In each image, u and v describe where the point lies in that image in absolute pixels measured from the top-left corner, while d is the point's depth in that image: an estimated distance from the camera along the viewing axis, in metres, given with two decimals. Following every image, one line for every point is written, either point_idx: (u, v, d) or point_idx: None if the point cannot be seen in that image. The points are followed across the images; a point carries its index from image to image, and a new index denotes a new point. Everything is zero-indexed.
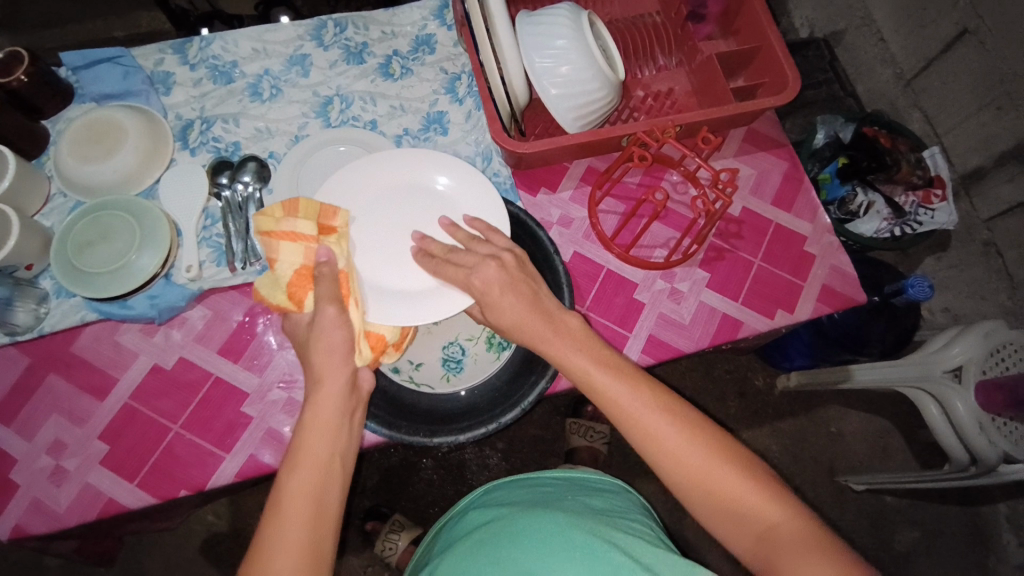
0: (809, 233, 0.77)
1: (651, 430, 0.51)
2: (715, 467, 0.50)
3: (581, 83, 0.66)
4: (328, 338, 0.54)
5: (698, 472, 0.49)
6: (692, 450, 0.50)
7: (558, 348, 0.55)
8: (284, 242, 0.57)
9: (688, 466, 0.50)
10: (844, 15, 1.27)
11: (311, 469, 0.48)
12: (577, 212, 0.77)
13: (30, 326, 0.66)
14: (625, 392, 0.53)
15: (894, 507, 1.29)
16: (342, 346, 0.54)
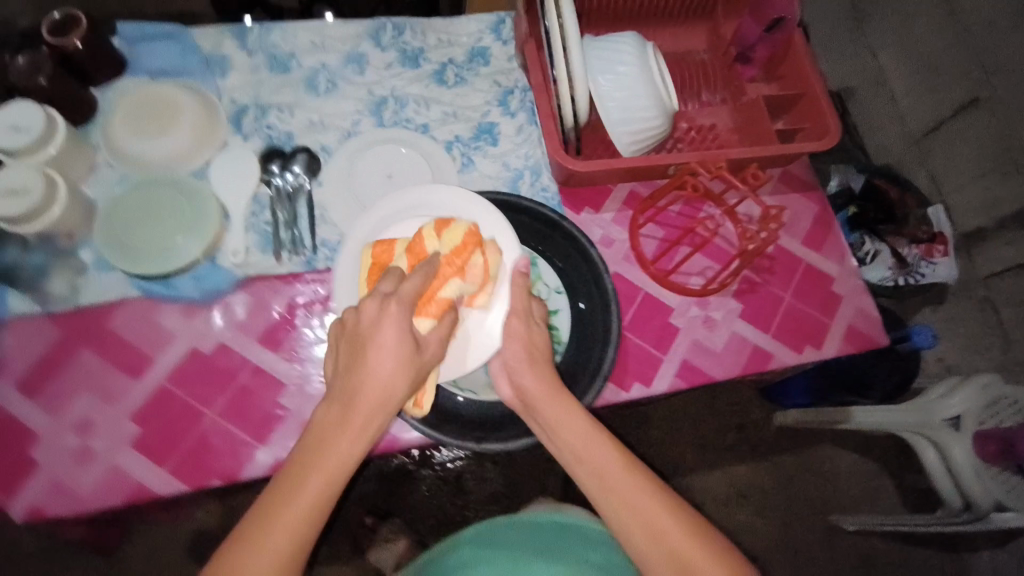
0: (836, 275, 0.79)
1: (637, 504, 0.52)
2: (699, 557, 0.50)
3: (643, 115, 0.68)
4: (381, 337, 0.50)
5: (684, 558, 0.50)
6: (680, 535, 0.50)
7: (561, 413, 0.56)
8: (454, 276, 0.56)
9: (671, 546, 0.50)
10: (858, 74, 1.32)
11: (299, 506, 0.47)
12: (618, 233, 0.78)
13: (65, 296, 0.66)
14: (609, 460, 0.54)
15: (881, 548, 1.31)
16: (395, 348, 0.50)
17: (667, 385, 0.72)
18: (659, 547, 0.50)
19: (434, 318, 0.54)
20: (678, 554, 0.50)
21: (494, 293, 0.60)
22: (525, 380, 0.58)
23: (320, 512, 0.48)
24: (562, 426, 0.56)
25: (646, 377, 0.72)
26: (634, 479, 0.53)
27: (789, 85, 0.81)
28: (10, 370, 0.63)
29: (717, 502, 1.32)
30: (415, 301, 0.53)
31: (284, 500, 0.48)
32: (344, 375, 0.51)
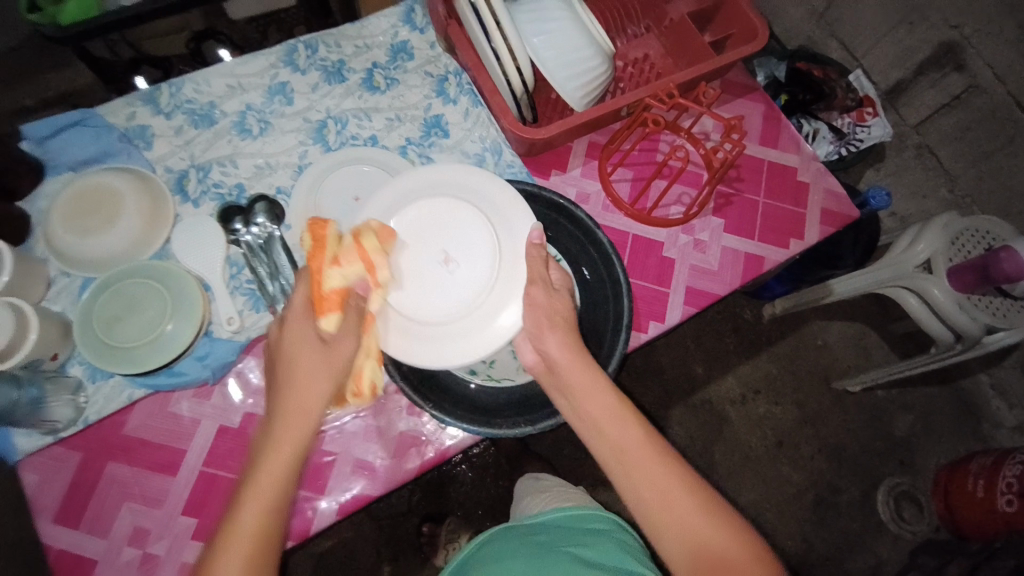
0: (798, 164, 0.83)
1: (649, 476, 0.50)
2: (705, 527, 0.48)
3: (585, 61, 0.68)
4: (291, 347, 0.54)
5: (696, 526, 0.48)
6: (688, 506, 0.49)
7: (577, 384, 0.56)
8: (356, 260, 0.58)
9: (683, 519, 0.48)
10: None
11: (249, 523, 0.47)
12: (591, 186, 0.79)
13: (73, 420, 0.62)
14: (606, 411, 0.54)
15: (889, 399, 1.40)
16: (313, 355, 0.53)
17: (679, 313, 0.75)
18: (671, 516, 0.49)
19: (335, 314, 0.55)
20: (686, 523, 0.48)
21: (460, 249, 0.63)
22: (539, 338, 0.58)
23: (261, 541, 0.47)
24: (574, 394, 0.55)
25: (659, 313, 0.75)
26: (653, 453, 0.51)
27: None
28: (40, 509, 0.60)
29: (744, 406, 1.38)
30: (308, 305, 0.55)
31: (237, 501, 0.48)
32: (274, 386, 0.53)
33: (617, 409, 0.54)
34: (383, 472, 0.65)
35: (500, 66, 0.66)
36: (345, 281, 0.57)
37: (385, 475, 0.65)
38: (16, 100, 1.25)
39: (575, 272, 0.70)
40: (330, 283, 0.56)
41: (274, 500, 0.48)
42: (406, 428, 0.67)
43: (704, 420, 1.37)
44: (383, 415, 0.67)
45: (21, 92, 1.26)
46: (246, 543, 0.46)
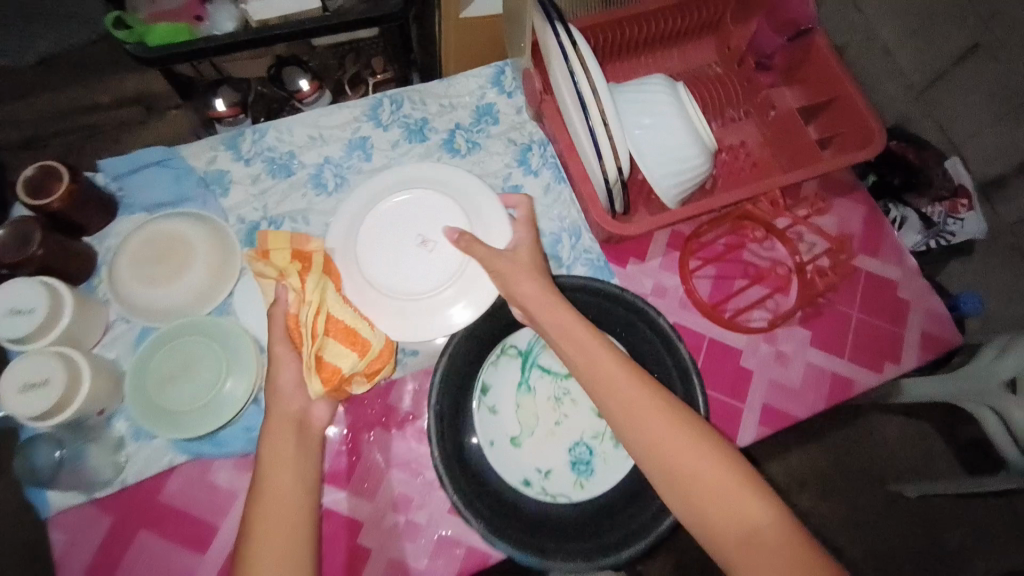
0: (899, 278, 0.77)
1: (654, 435, 0.51)
2: (724, 485, 0.49)
3: (688, 159, 0.64)
4: (280, 382, 0.59)
5: (707, 480, 0.49)
6: (706, 464, 0.50)
7: (575, 333, 0.56)
8: (261, 277, 0.63)
9: (699, 484, 0.49)
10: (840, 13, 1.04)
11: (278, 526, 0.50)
12: (670, 280, 0.74)
13: (111, 479, 0.61)
14: (616, 371, 0.54)
15: (952, 514, 1.29)
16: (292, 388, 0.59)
17: (753, 434, 0.69)
18: (687, 484, 0.49)
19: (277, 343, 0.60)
20: (703, 482, 0.49)
21: (430, 255, 0.65)
22: (600, 389, 0.54)
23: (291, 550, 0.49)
24: (571, 346, 0.56)
25: (731, 432, 0.68)
26: (662, 415, 0.52)
27: (814, 88, 0.76)
28: (67, 570, 0.59)
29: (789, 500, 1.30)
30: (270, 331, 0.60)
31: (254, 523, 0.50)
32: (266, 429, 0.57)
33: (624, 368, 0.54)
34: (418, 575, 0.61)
35: (600, 163, 0.61)
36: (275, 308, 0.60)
37: None
38: (93, 101, 1.21)
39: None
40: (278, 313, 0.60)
41: (280, 542, 0.49)
42: (447, 531, 0.63)
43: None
44: (425, 510, 0.64)
45: (97, 91, 1.23)
46: (270, 558, 0.48)
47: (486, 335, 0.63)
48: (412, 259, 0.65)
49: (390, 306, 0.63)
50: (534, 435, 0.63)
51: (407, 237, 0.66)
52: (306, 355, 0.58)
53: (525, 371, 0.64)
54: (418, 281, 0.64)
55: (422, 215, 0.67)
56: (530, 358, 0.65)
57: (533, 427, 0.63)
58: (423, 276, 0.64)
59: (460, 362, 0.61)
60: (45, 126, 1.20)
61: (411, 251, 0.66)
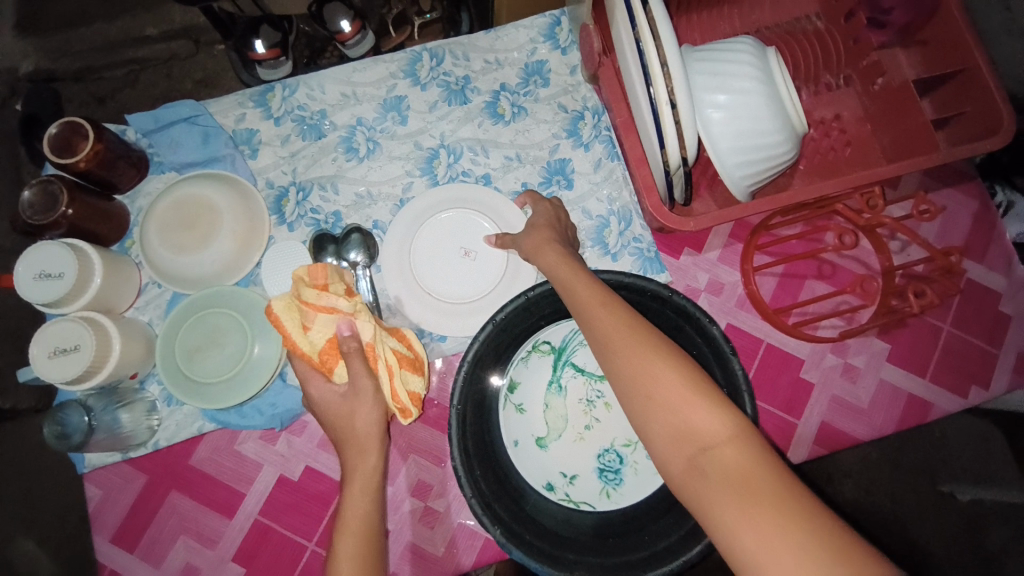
0: (1004, 289, 0.66)
1: (651, 390, 0.42)
2: (727, 451, 0.38)
3: (764, 144, 0.55)
4: (349, 408, 0.51)
5: (705, 443, 0.39)
6: (708, 421, 0.39)
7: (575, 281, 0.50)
8: (320, 314, 0.52)
9: (698, 442, 0.39)
10: None
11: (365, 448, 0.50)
12: (727, 275, 0.66)
13: (145, 441, 0.61)
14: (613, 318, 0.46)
15: None
16: (364, 405, 0.51)
17: (806, 452, 0.63)
18: (686, 448, 0.39)
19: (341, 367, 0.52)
20: (704, 450, 0.39)
21: (474, 263, 0.64)
22: (610, 352, 0.45)
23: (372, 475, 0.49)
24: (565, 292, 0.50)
25: (782, 451, 0.62)
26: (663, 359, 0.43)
27: (937, 54, 0.63)
28: (102, 524, 0.60)
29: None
30: (323, 355, 0.52)
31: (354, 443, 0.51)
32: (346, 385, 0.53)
33: (624, 316, 0.45)
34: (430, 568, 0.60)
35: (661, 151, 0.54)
36: (327, 335, 0.52)
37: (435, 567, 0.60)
38: (137, 33, 0.92)
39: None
40: (332, 333, 0.52)
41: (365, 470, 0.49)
42: (467, 521, 0.61)
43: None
44: (445, 499, 0.61)
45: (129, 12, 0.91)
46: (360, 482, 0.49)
47: (517, 329, 0.56)
48: (461, 266, 0.64)
49: (445, 316, 0.63)
50: (562, 437, 0.58)
51: (449, 246, 0.65)
52: (382, 385, 0.52)
53: (557, 369, 0.59)
54: (463, 286, 0.64)
55: (462, 222, 0.65)
56: (563, 356, 0.59)
57: (561, 430, 0.58)
58: (473, 282, 0.64)
59: (484, 360, 0.55)
60: (93, 61, 0.90)
61: (458, 259, 0.64)
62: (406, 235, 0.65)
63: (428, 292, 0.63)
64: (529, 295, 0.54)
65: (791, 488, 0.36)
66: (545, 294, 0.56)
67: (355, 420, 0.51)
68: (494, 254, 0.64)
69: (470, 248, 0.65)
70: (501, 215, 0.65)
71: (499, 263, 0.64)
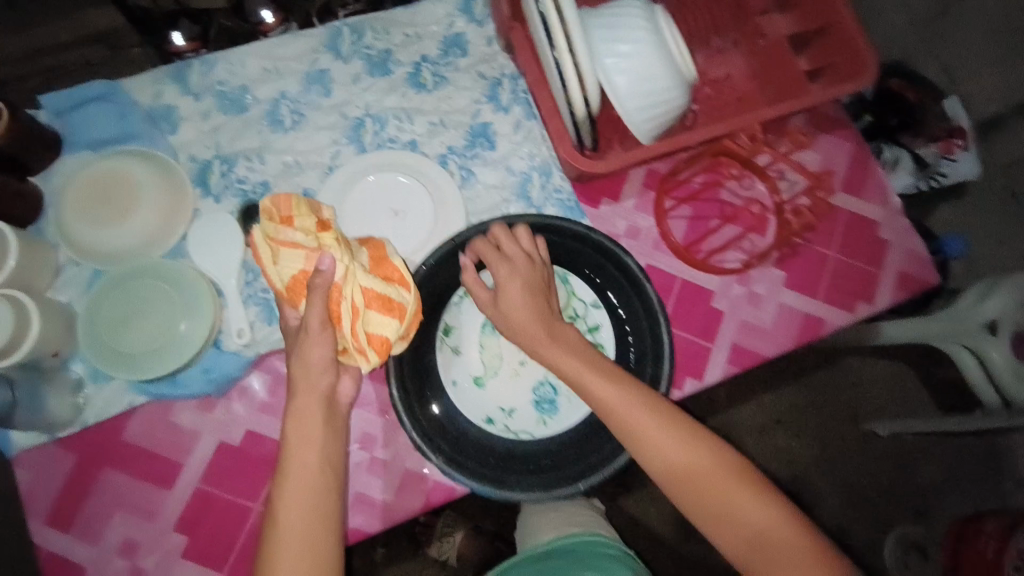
0: (881, 218, 0.75)
1: (631, 427, 0.51)
2: (693, 460, 0.50)
3: (657, 92, 0.60)
4: (306, 347, 0.52)
5: (679, 464, 0.50)
6: (674, 441, 0.51)
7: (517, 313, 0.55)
8: (284, 248, 0.53)
9: (673, 464, 0.50)
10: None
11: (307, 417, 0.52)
12: (643, 220, 0.72)
13: (71, 420, 0.60)
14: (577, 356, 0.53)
15: (920, 449, 1.37)
16: (314, 350, 0.52)
17: (721, 372, 0.70)
18: (668, 468, 0.51)
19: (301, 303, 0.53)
20: (679, 464, 0.50)
21: (404, 223, 0.67)
22: (585, 389, 0.53)
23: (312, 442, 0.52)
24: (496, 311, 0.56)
25: (699, 371, 0.69)
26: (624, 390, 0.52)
27: (809, 14, 0.71)
28: (35, 509, 0.58)
29: (736, 387, 1.40)
30: (288, 287, 0.54)
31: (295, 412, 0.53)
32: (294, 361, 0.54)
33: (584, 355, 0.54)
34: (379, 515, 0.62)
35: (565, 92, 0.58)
36: (293, 269, 0.53)
37: (385, 513, 0.62)
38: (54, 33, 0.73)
39: (611, 315, 0.64)
40: (297, 268, 0.53)
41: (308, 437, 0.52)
42: (414, 466, 0.63)
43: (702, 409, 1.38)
44: (391, 448, 0.63)
45: None
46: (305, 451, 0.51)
47: (447, 277, 0.60)
48: (392, 226, 0.67)
49: None
50: (499, 373, 0.62)
51: (378, 207, 0.67)
52: (343, 324, 0.52)
53: None
54: (395, 245, 0.66)
55: (388, 185, 0.68)
56: None
57: (497, 368, 0.62)
58: (404, 240, 0.67)
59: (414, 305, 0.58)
60: None
61: (388, 221, 0.67)
62: (336, 200, 0.67)
63: None
64: (456, 241, 0.59)
65: (738, 468, 0.51)
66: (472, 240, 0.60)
67: (297, 383, 0.53)
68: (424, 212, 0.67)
69: (399, 208, 0.67)
70: (427, 175, 0.68)
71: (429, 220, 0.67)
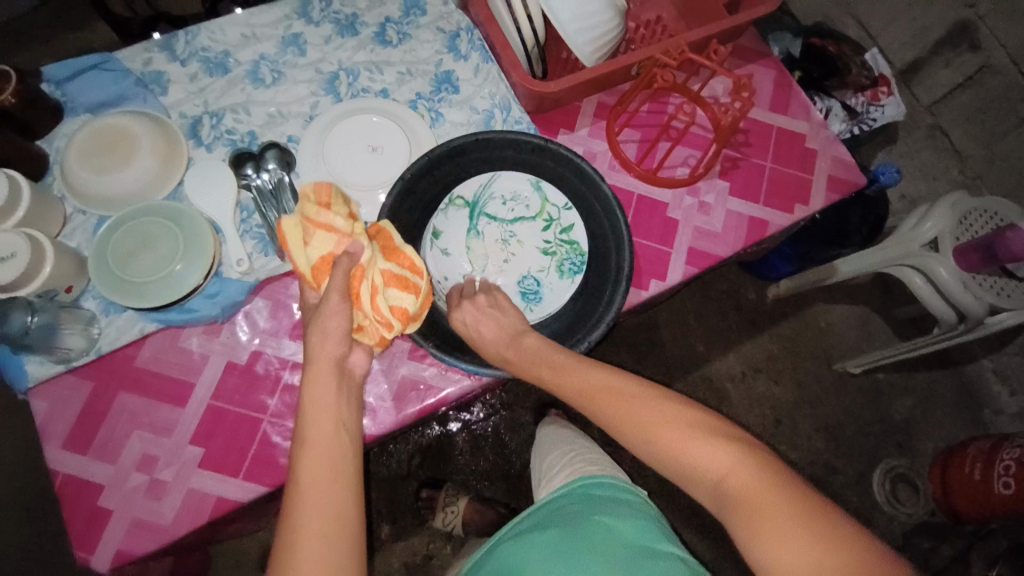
0: (807, 131, 0.84)
1: (557, 364, 0.60)
2: (609, 386, 0.57)
3: (595, 14, 0.67)
4: (326, 322, 0.57)
5: (600, 386, 0.57)
6: (592, 372, 0.58)
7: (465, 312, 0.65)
8: (319, 230, 0.58)
9: (592, 385, 0.57)
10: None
11: (325, 369, 0.56)
12: (598, 146, 0.80)
13: (86, 349, 0.64)
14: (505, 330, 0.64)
15: (892, 383, 1.44)
16: (335, 328, 0.57)
17: (681, 273, 0.76)
18: (589, 389, 0.57)
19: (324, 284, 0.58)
20: (600, 388, 0.57)
21: (382, 156, 0.74)
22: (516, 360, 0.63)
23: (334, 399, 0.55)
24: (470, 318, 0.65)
25: (661, 273, 0.76)
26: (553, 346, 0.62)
27: None
28: (53, 433, 0.62)
29: (719, 275, 1.48)
30: (314, 266, 0.58)
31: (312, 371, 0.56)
32: (312, 331, 0.58)
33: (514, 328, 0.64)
34: (381, 416, 0.68)
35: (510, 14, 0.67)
36: (325, 251, 0.58)
37: (385, 416, 0.68)
38: None
39: (580, 213, 0.70)
40: (330, 252, 0.58)
41: (332, 398, 0.54)
42: (407, 373, 0.70)
43: (685, 294, 1.46)
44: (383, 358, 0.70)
45: None
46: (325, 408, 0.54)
47: (426, 195, 0.68)
48: (373, 159, 0.73)
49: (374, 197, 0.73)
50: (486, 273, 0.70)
51: (360, 142, 0.74)
52: (362, 299, 0.59)
53: (473, 218, 0.70)
54: (376, 177, 0.73)
55: (366, 123, 0.75)
56: (477, 208, 0.70)
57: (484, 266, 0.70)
58: (385, 169, 0.74)
59: (401, 221, 0.66)
60: None
61: (371, 153, 0.74)
62: (317, 143, 0.73)
63: (346, 183, 0.72)
64: (429, 155, 0.64)
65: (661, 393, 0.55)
66: (443, 157, 0.66)
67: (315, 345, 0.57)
68: (400, 143, 0.74)
69: (378, 143, 0.74)
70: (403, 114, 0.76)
71: (405, 153, 0.74)
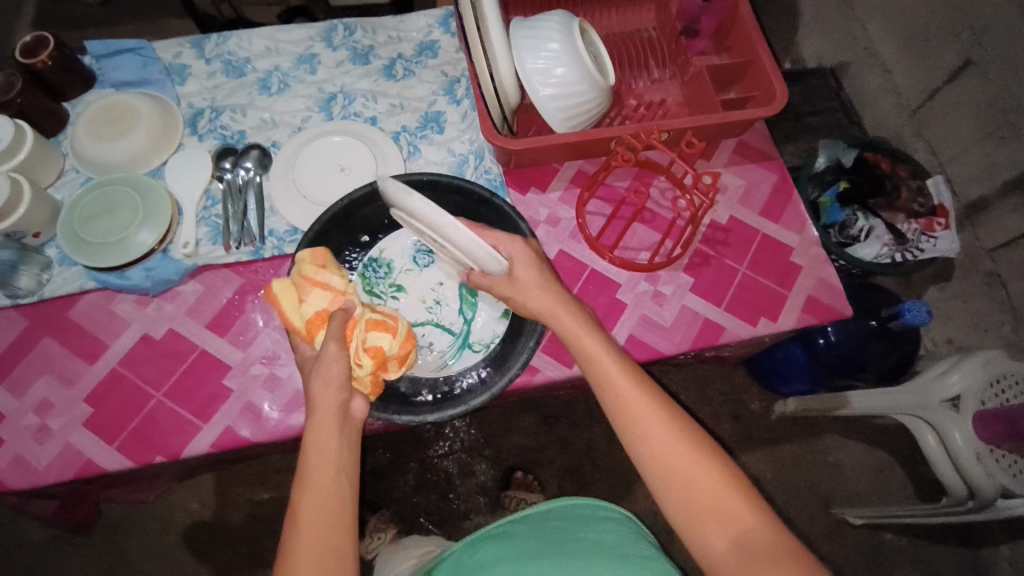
0: (796, 245, 0.77)
1: (592, 356, 0.54)
2: (645, 406, 0.51)
3: (569, 82, 0.68)
4: (325, 370, 0.54)
5: (632, 402, 0.51)
6: (630, 386, 0.52)
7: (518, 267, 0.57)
8: (316, 289, 0.59)
9: (619, 391, 0.52)
10: (887, 95, 1.20)
11: (325, 413, 0.52)
12: (565, 212, 0.78)
13: (32, 290, 0.69)
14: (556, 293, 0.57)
15: (897, 548, 1.25)
16: (337, 376, 0.54)
17: None
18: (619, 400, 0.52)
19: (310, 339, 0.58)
20: (630, 401, 0.51)
21: (348, 179, 0.76)
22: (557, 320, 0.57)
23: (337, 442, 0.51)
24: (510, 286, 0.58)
25: None
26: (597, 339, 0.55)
27: (737, 53, 0.79)
28: None
29: (721, 374, 1.35)
30: (306, 322, 0.58)
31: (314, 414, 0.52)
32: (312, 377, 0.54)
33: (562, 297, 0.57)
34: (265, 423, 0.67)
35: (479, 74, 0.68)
36: (318, 306, 0.58)
37: (268, 424, 0.66)
38: None
39: None
40: (321, 306, 0.58)
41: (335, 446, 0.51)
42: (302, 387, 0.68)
43: (683, 380, 1.34)
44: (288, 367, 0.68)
45: None
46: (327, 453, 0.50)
47: (371, 221, 0.71)
48: (339, 180, 0.76)
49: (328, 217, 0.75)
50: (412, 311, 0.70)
51: (332, 164, 0.77)
52: (353, 346, 0.57)
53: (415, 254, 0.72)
54: (335, 195, 0.76)
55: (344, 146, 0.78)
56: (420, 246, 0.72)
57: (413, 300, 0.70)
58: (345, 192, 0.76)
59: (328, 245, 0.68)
60: None
61: (337, 175, 0.77)
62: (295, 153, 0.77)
63: (304, 196, 0.75)
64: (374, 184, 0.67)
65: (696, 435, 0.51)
66: None
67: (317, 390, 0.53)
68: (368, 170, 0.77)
69: (348, 166, 0.77)
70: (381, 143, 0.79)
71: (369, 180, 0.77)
